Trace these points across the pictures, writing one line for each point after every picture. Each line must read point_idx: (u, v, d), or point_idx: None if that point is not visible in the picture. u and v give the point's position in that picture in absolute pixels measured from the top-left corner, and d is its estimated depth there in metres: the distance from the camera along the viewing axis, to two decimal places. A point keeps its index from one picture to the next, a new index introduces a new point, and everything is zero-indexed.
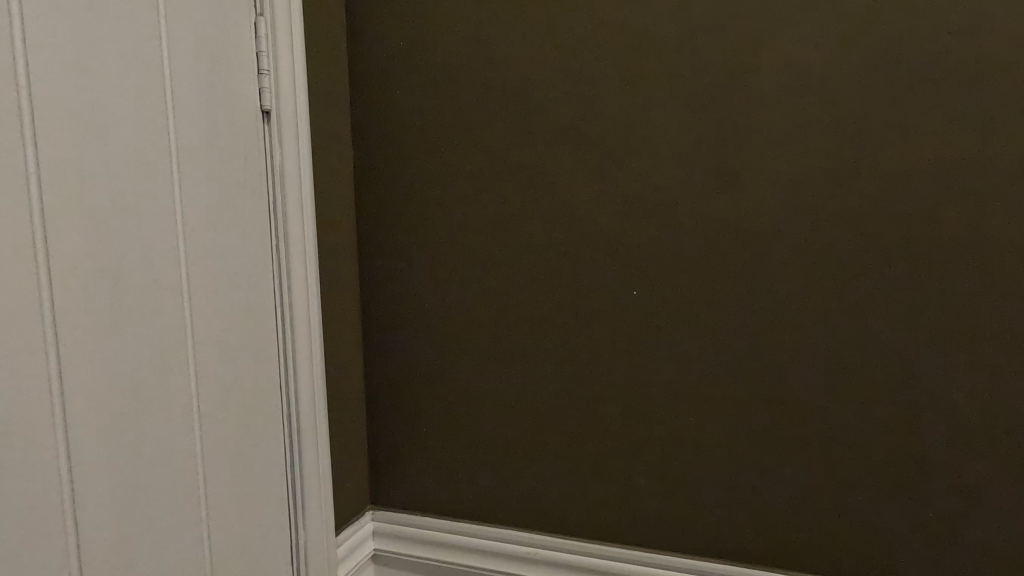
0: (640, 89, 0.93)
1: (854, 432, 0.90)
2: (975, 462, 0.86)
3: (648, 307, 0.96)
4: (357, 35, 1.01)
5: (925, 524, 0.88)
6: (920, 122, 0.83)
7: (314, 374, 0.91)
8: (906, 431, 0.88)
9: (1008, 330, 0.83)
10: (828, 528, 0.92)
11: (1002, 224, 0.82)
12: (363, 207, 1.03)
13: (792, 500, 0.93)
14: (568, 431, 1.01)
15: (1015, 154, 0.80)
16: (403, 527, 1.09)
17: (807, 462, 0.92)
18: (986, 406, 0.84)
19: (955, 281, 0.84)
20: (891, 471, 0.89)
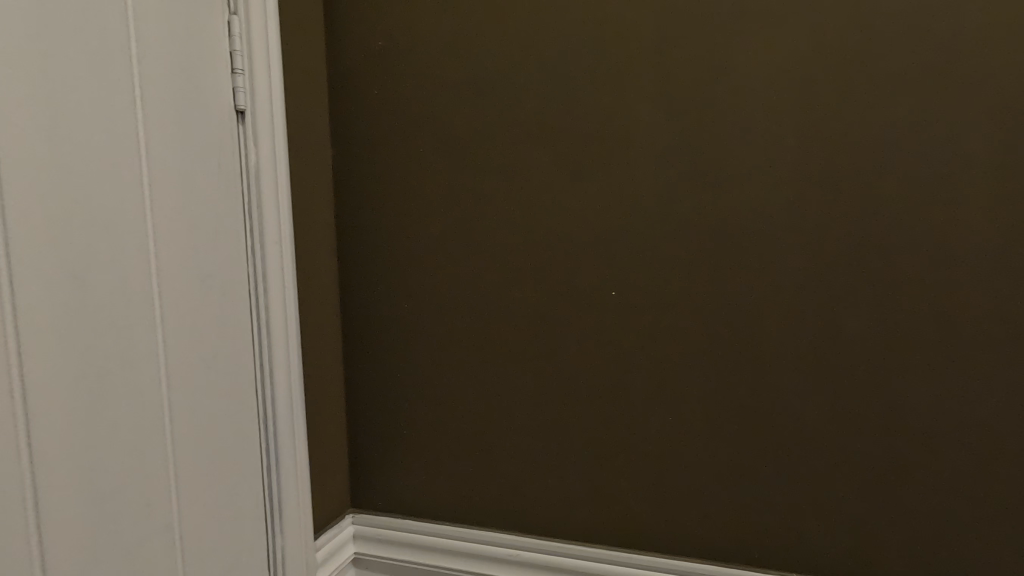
0: (614, 88, 0.92)
1: (826, 444, 0.89)
2: (943, 462, 0.86)
3: (622, 311, 0.95)
4: (337, 39, 1.03)
5: (898, 525, 0.88)
6: (886, 128, 0.83)
7: (291, 368, 0.94)
8: (878, 444, 0.87)
9: (972, 333, 0.83)
10: (804, 534, 0.91)
11: (968, 227, 0.82)
12: (345, 207, 1.06)
13: (767, 514, 0.92)
14: (542, 442, 1.00)
15: (977, 159, 0.81)
16: (382, 530, 1.08)
17: (780, 476, 0.91)
18: (957, 415, 0.85)
19: (922, 286, 0.84)
20: (862, 476, 0.88)
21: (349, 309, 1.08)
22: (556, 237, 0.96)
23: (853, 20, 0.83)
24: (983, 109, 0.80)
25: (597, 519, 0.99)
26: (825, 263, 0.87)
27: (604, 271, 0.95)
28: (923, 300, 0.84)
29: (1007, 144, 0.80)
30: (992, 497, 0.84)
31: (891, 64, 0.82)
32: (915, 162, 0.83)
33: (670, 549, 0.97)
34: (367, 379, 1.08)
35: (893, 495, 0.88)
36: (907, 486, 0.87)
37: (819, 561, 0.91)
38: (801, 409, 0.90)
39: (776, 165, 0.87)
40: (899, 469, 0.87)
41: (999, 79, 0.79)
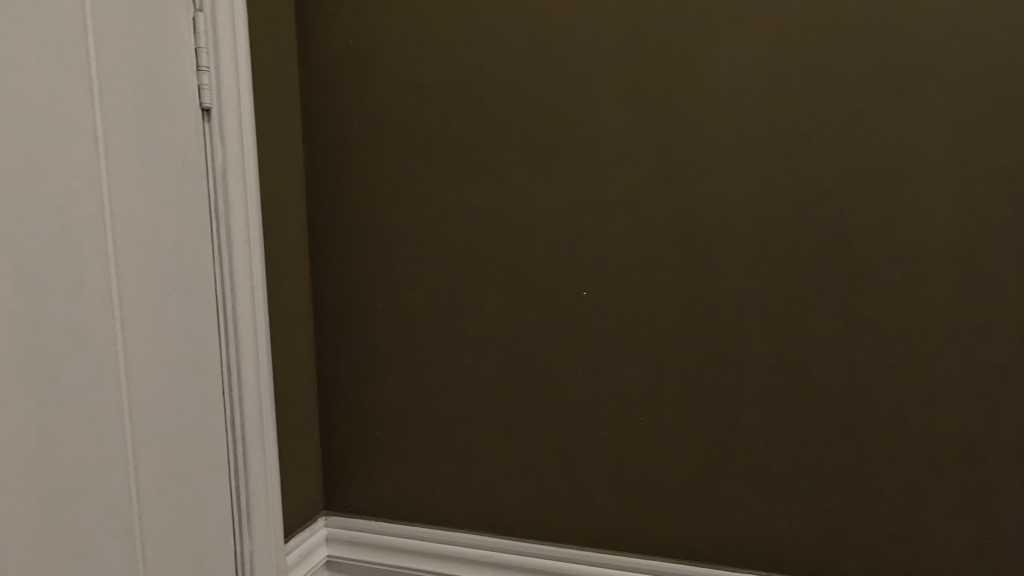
0: (583, 89, 0.92)
1: (798, 444, 0.89)
2: (911, 460, 0.86)
3: (594, 312, 0.95)
4: (308, 38, 1.02)
5: (868, 523, 0.88)
6: (851, 130, 0.84)
7: (260, 370, 0.93)
8: (849, 443, 0.88)
9: (939, 332, 0.84)
10: (776, 534, 0.91)
11: (934, 228, 0.83)
12: (317, 207, 1.05)
13: (740, 514, 0.92)
14: (516, 444, 0.99)
15: (942, 160, 0.82)
16: (355, 532, 1.07)
17: (753, 476, 0.91)
18: (925, 413, 0.85)
19: (889, 286, 0.85)
20: (832, 475, 0.89)
21: (321, 310, 1.07)
22: (528, 237, 0.96)
23: (823, 22, 0.83)
24: (950, 111, 0.81)
25: (570, 521, 0.99)
26: (795, 263, 0.87)
27: (577, 271, 0.94)
28: (893, 300, 0.85)
29: (974, 146, 0.81)
30: (960, 495, 0.85)
31: (860, 65, 0.83)
32: (883, 163, 0.83)
33: (643, 550, 0.96)
34: (340, 380, 1.07)
35: (863, 494, 0.88)
36: (877, 485, 0.87)
37: (790, 561, 0.91)
38: (773, 409, 0.90)
39: (747, 165, 0.87)
40: (869, 468, 0.87)
41: (966, 81, 0.80)
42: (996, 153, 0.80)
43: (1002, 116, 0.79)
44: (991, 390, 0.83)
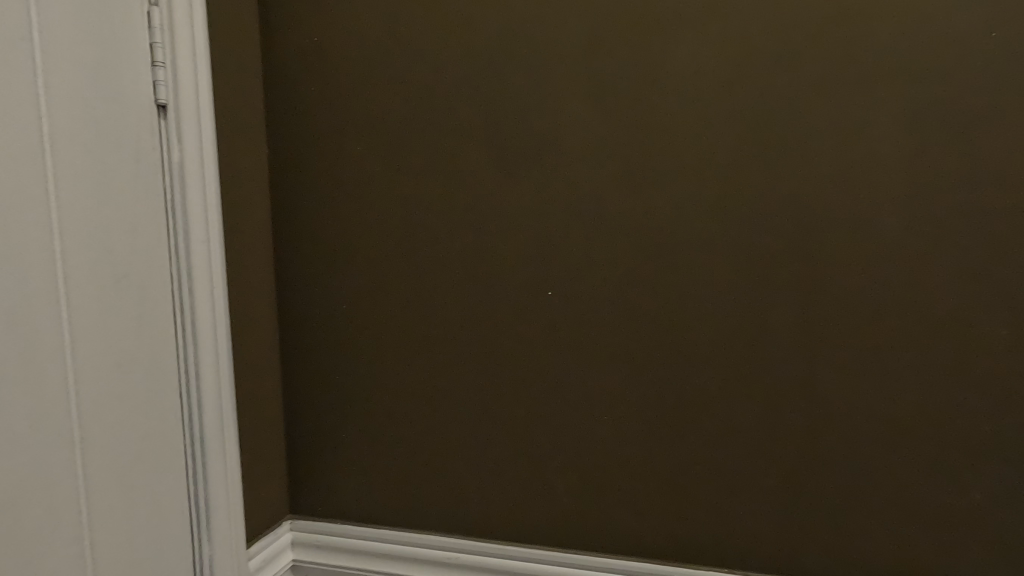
0: (546, 79, 0.89)
1: (772, 450, 0.85)
2: (893, 454, 0.82)
3: (560, 307, 0.91)
4: (271, 35, 1.00)
5: (848, 519, 0.84)
6: (822, 118, 0.80)
7: (220, 372, 0.91)
8: (826, 450, 0.84)
9: (918, 320, 0.80)
10: (752, 533, 0.87)
11: (913, 214, 0.79)
12: (281, 207, 1.03)
13: (711, 523, 0.88)
14: (482, 443, 0.97)
15: (917, 146, 0.78)
16: (321, 536, 1.06)
17: (725, 484, 0.87)
18: (906, 405, 0.81)
19: (868, 274, 0.80)
20: (810, 470, 0.84)
21: (286, 311, 1.05)
22: (491, 232, 0.93)
23: (799, 9, 0.80)
24: (931, 101, 0.77)
25: (539, 522, 0.96)
26: (769, 261, 0.83)
27: (543, 267, 0.91)
28: (872, 300, 0.81)
29: (957, 140, 0.77)
30: (940, 504, 0.81)
31: (837, 55, 0.79)
32: (862, 156, 0.79)
33: (615, 552, 0.93)
34: (305, 382, 1.05)
35: (840, 503, 0.84)
36: (855, 493, 0.83)
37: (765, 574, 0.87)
38: (749, 405, 0.85)
39: (716, 155, 0.84)
40: (846, 475, 0.83)
41: (946, 70, 0.77)
42: (980, 146, 0.76)
43: (988, 107, 0.76)
44: (975, 393, 0.79)
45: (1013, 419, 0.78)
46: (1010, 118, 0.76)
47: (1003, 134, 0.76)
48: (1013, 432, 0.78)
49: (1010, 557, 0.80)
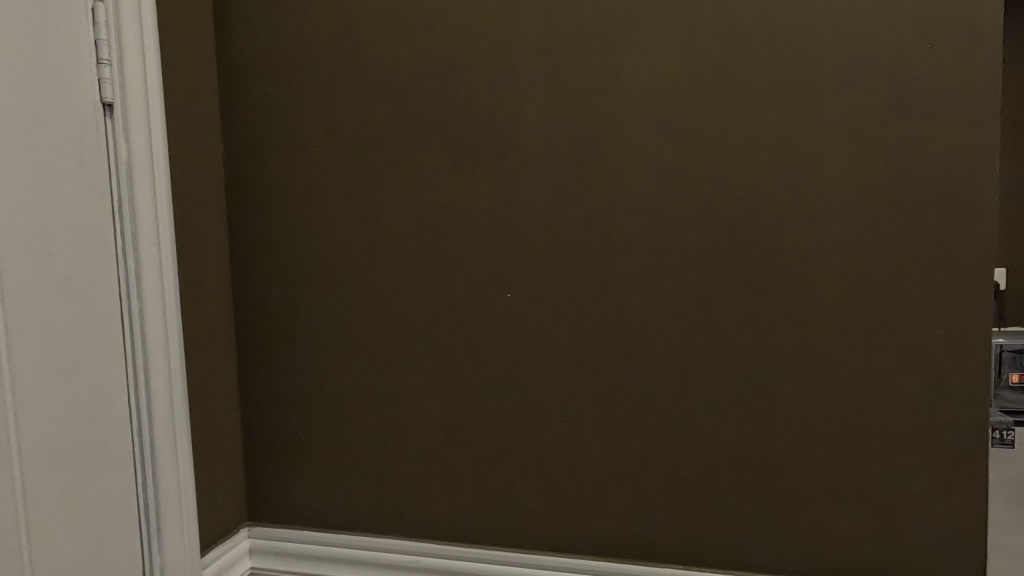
0: (502, 85, 0.89)
1: (726, 448, 0.87)
2: (841, 452, 0.84)
3: (518, 310, 0.91)
4: (226, 36, 0.99)
5: (800, 515, 0.86)
6: (770, 125, 0.81)
7: (172, 377, 0.89)
8: (777, 448, 0.85)
9: (865, 322, 0.81)
10: (708, 531, 0.88)
11: (859, 219, 0.80)
12: (237, 209, 1.02)
13: (666, 520, 0.90)
14: (441, 446, 0.96)
15: (863, 152, 0.79)
16: (279, 542, 1.04)
17: (680, 483, 0.89)
18: (856, 404, 0.83)
19: (816, 277, 0.82)
20: (763, 468, 0.86)
21: (243, 314, 1.03)
22: (449, 235, 0.93)
23: (750, 14, 0.81)
24: (875, 108, 0.78)
25: (499, 524, 0.96)
26: (722, 262, 0.84)
27: (501, 271, 0.91)
28: (822, 300, 0.82)
29: (901, 146, 0.78)
30: (885, 499, 0.83)
31: (788, 59, 0.80)
32: (810, 163, 0.81)
33: (575, 552, 0.93)
34: (262, 387, 1.03)
35: (790, 500, 0.86)
36: (806, 490, 0.85)
37: (719, 572, 0.88)
38: (703, 406, 0.87)
39: (667, 162, 0.85)
40: (796, 472, 0.85)
41: (890, 78, 0.78)
42: (924, 152, 0.78)
43: (935, 109, 0.77)
44: (918, 392, 0.81)
45: (952, 414, 0.80)
46: (952, 124, 0.76)
47: (945, 140, 0.77)
48: (955, 428, 0.80)
49: (948, 547, 0.82)
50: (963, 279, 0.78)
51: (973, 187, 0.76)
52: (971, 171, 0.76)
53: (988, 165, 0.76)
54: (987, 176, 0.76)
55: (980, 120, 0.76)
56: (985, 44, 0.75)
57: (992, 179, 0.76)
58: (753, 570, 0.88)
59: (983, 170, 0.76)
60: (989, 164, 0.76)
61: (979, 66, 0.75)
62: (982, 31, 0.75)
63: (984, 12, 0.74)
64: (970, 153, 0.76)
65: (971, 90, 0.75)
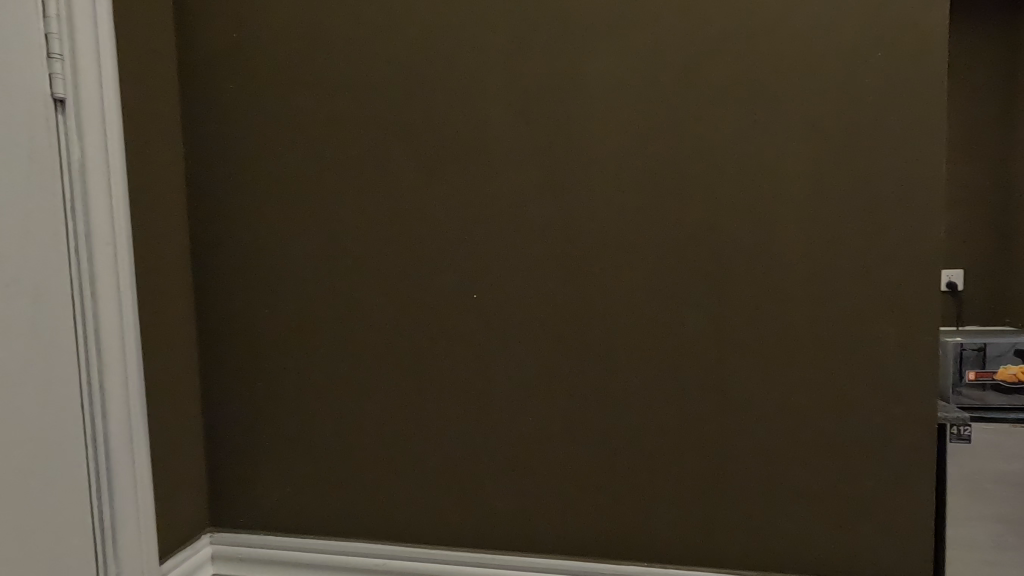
0: (466, 86, 0.89)
1: (687, 446, 0.88)
2: (800, 448, 0.85)
3: (483, 311, 0.91)
4: (186, 32, 0.97)
5: (760, 510, 0.87)
6: (728, 129, 0.83)
7: (129, 380, 0.87)
8: (737, 445, 0.87)
9: (820, 321, 0.83)
10: (671, 528, 0.89)
11: (813, 222, 0.82)
12: (198, 207, 1.00)
13: (632, 519, 0.90)
14: (407, 447, 0.96)
15: (817, 157, 0.81)
16: (242, 547, 1.02)
17: (645, 479, 0.89)
18: (813, 401, 0.84)
19: (774, 278, 0.84)
20: (724, 468, 0.87)
21: (205, 315, 1.01)
22: (414, 236, 0.92)
23: (711, 16, 0.82)
24: (826, 115, 0.81)
25: (465, 525, 0.95)
26: (684, 262, 0.86)
27: (467, 271, 0.91)
28: (781, 298, 0.84)
29: (852, 152, 0.80)
30: (841, 493, 0.85)
31: (744, 65, 0.82)
32: (767, 166, 0.82)
33: (542, 551, 0.93)
34: (224, 389, 1.01)
35: (751, 497, 0.87)
36: (765, 486, 0.87)
37: (682, 568, 0.89)
38: (665, 405, 0.88)
39: (628, 165, 0.86)
40: (757, 468, 0.87)
41: (842, 84, 0.80)
42: (874, 156, 0.80)
43: (887, 111, 0.79)
44: (872, 388, 0.83)
45: (905, 411, 0.82)
46: (900, 131, 0.79)
47: (894, 145, 0.79)
48: (906, 424, 0.82)
49: (903, 539, 0.84)
50: (915, 277, 0.80)
51: (920, 191, 0.79)
52: (919, 174, 0.79)
53: (935, 169, 0.78)
54: (935, 178, 0.78)
55: (931, 123, 0.78)
56: (934, 47, 0.77)
57: (940, 181, 0.78)
58: (716, 565, 0.89)
59: (929, 173, 0.78)
60: (937, 166, 0.78)
61: (929, 69, 0.77)
62: (929, 37, 0.77)
63: (934, 16, 0.77)
64: (918, 157, 0.79)
65: (918, 96, 0.78)
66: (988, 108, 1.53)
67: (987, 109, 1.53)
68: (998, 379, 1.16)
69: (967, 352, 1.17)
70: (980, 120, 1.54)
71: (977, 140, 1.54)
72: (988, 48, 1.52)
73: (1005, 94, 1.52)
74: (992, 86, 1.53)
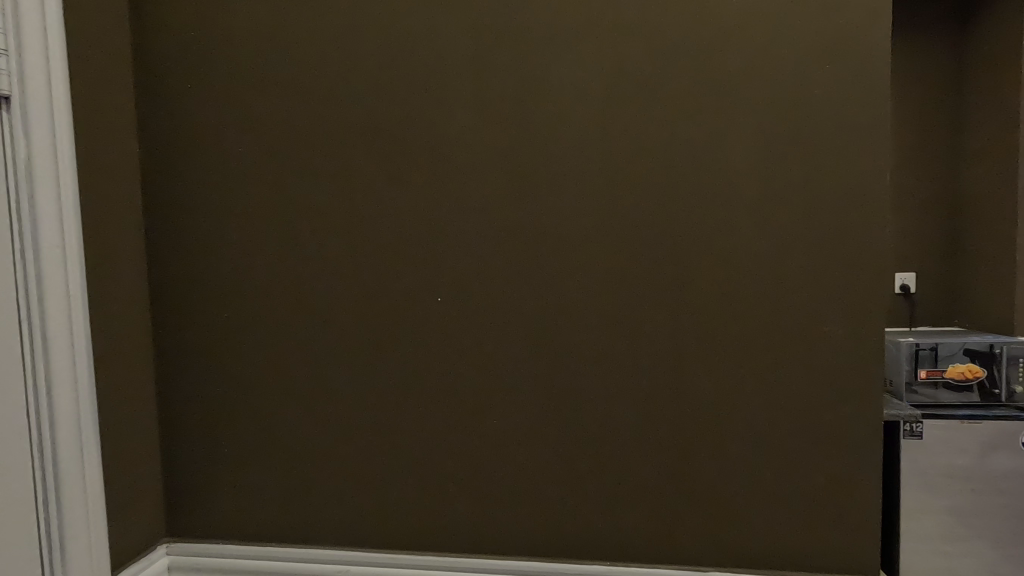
0: (429, 90, 0.89)
1: (647, 446, 0.89)
2: (755, 447, 0.88)
3: (446, 314, 0.91)
4: (143, 29, 0.95)
5: (717, 508, 0.89)
6: (686, 135, 0.85)
7: (78, 387, 0.83)
8: (695, 444, 0.88)
9: (774, 323, 0.86)
10: (632, 527, 0.91)
11: (767, 227, 0.85)
12: (154, 208, 0.97)
13: (595, 519, 0.91)
14: (370, 451, 0.95)
15: (771, 164, 0.84)
16: (200, 557, 1.00)
17: (606, 480, 0.90)
18: (768, 401, 0.87)
19: (731, 281, 0.86)
20: (683, 467, 0.89)
21: (161, 319, 0.98)
22: (376, 238, 0.92)
23: (671, 25, 0.84)
24: (779, 123, 0.83)
25: (428, 530, 0.95)
26: (643, 265, 0.87)
27: (430, 275, 0.91)
28: (739, 300, 0.86)
29: (803, 158, 0.83)
30: (794, 490, 0.88)
31: (701, 73, 0.84)
32: (723, 172, 0.85)
33: (505, 554, 0.93)
34: (182, 394, 0.99)
35: (709, 495, 0.89)
36: (721, 484, 0.89)
37: (643, 566, 0.91)
38: (627, 406, 0.89)
39: (589, 169, 0.87)
40: (715, 466, 0.88)
41: (794, 94, 0.83)
42: (824, 163, 0.83)
43: (838, 120, 0.82)
44: (822, 388, 0.86)
45: (853, 408, 0.85)
46: (848, 139, 0.82)
47: (842, 153, 0.82)
48: (854, 422, 0.85)
49: (852, 533, 0.87)
50: (863, 279, 0.83)
51: (866, 197, 0.82)
52: (865, 181, 0.82)
53: (879, 176, 0.81)
54: (880, 185, 0.82)
55: (878, 131, 0.81)
56: (880, 58, 0.80)
57: (884, 188, 0.81)
58: (675, 562, 0.91)
59: (874, 180, 0.82)
60: (881, 174, 0.81)
61: (873, 81, 0.81)
62: (874, 49, 0.80)
63: (878, 30, 0.80)
64: (864, 164, 0.82)
65: (864, 106, 0.81)
66: (934, 118, 1.61)
67: (934, 119, 1.60)
68: (948, 378, 1.19)
69: (920, 351, 1.20)
70: (928, 129, 1.61)
71: (925, 149, 1.61)
72: (934, 61, 1.60)
73: (951, 105, 1.60)
74: (938, 97, 1.60)
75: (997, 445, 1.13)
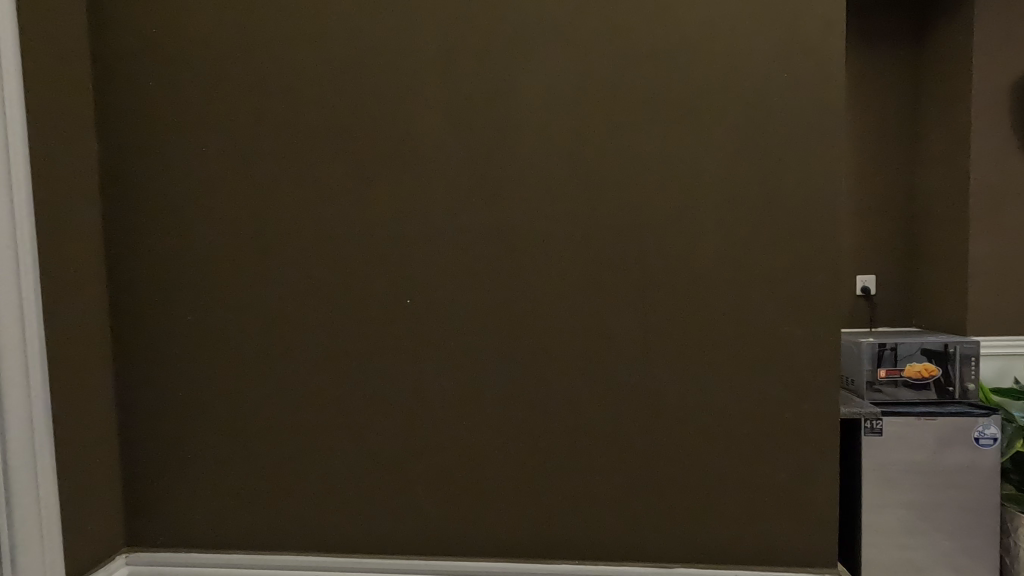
0: (398, 91, 0.89)
1: (616, 445, 0.90)
2: (721, 445, 0.89)
3: (415, 316, 0.91)
4: (102, 23, 0.92)
5: (684, 505, 0.91)
6: (653, 139, 0.86)
7: (32, 393, 0.80)
8: (663, 443, 0.90)
9: (738, 324, 0.88)
10: (601, 525, 0.92)
11: (731, 229, 0.87)
12: (114, 207, 0.94)
13: (564, 519, 0.92)
14: (338, 454, 0.93)
15: (734, 168, 0.86)
16: (162, 566, 0.97)
17: (576, 480, 0.91)
18: (732, 399, 0.89)
19: (696, 283, 0.88)
20: (651, 465, 0.90)
21: (121, 322, 0.96)
22: (345, 239, 0.91)
23: (637, 29, 0.86)
24: (742, 128, 0.85)
25: (398, 533, 0.94)
26: (611, 267, 0.88)
27: (399, 276, 0.91)
28: (704, 301, 0.88)
29: (764, 163, 0.85)
30: (757, 486, 0.90)
31: (666, 78, 0.86)
32: (688, 176, 0.86)
33: (475, 556, 0.93)
34: (143, 399, 0.96)
35: (675, 493, 0.91)
36: (688, 482, 0.90)
37: (611, 564, 0.92)
38: (596, 406, 0.90)
39: (557, 172, 0.88)
40: (682, 464, 0.90)
41: (756, 100, 0.85)
42: (785, 168, 0.85)
43: (797, 126, 0.85)
44: (784, 386, 0.88)
45: (813, 406, 0.88)
46: (806, 145, 0.85)
47: (801, 159, 0.85)
48: (814, 419, 0.88)
49: (812, 527, 0.90)
50: (821, 281, 0.86)
51: (824, 202, 0.85)
52: (823, 186, 0.85)
53: (836, 181, 0.84)
54: (836, 190, 0.85)
55: (836, 136, 0.84)
56: (837, 66, 0.83)
57: (840, 193, 0.84)
58: (642, 559, 0.92)
59: (831, 186, 0.85)
60: (838, 179, 0.84)
61: (830, 89, 0.83)
62: (830, 59, 0.83)
63: (834, 41, 0.83)
64: (822, 170, 0.85)
65: (821, 114, 0.84)
66: (892, 126, 1.66)
67: (893, 127, 1.66)
68: (907, 377, 1.24)
69: (884, 351, 1.24)
70: (886, 137, 1.67)
71: (884, 156, 1.67)
72: (892, 72, 1.66)
73: (907, 114, 1.66)
74: (896, 106, 1.66)
75: (949, 440, 1.18)
